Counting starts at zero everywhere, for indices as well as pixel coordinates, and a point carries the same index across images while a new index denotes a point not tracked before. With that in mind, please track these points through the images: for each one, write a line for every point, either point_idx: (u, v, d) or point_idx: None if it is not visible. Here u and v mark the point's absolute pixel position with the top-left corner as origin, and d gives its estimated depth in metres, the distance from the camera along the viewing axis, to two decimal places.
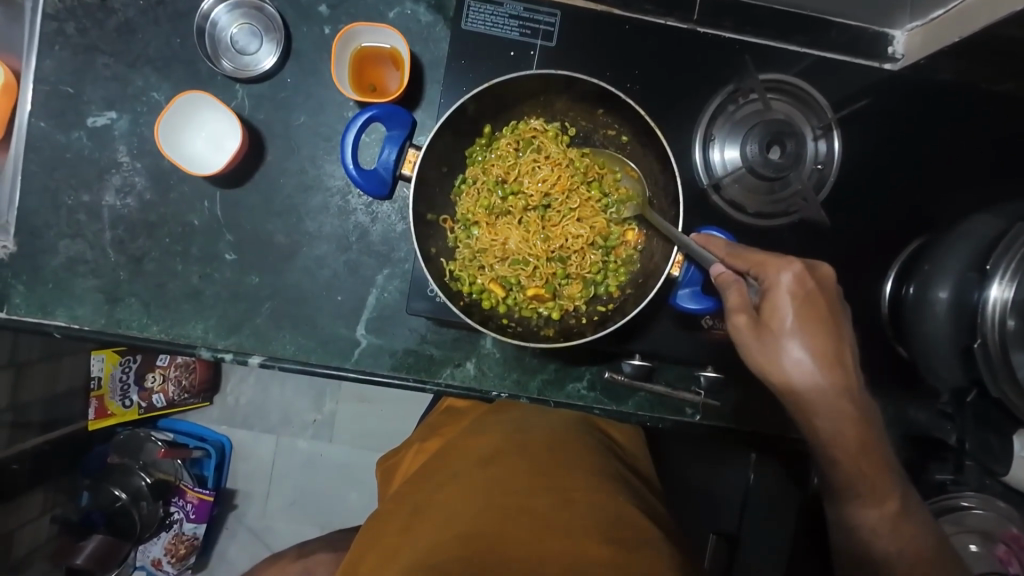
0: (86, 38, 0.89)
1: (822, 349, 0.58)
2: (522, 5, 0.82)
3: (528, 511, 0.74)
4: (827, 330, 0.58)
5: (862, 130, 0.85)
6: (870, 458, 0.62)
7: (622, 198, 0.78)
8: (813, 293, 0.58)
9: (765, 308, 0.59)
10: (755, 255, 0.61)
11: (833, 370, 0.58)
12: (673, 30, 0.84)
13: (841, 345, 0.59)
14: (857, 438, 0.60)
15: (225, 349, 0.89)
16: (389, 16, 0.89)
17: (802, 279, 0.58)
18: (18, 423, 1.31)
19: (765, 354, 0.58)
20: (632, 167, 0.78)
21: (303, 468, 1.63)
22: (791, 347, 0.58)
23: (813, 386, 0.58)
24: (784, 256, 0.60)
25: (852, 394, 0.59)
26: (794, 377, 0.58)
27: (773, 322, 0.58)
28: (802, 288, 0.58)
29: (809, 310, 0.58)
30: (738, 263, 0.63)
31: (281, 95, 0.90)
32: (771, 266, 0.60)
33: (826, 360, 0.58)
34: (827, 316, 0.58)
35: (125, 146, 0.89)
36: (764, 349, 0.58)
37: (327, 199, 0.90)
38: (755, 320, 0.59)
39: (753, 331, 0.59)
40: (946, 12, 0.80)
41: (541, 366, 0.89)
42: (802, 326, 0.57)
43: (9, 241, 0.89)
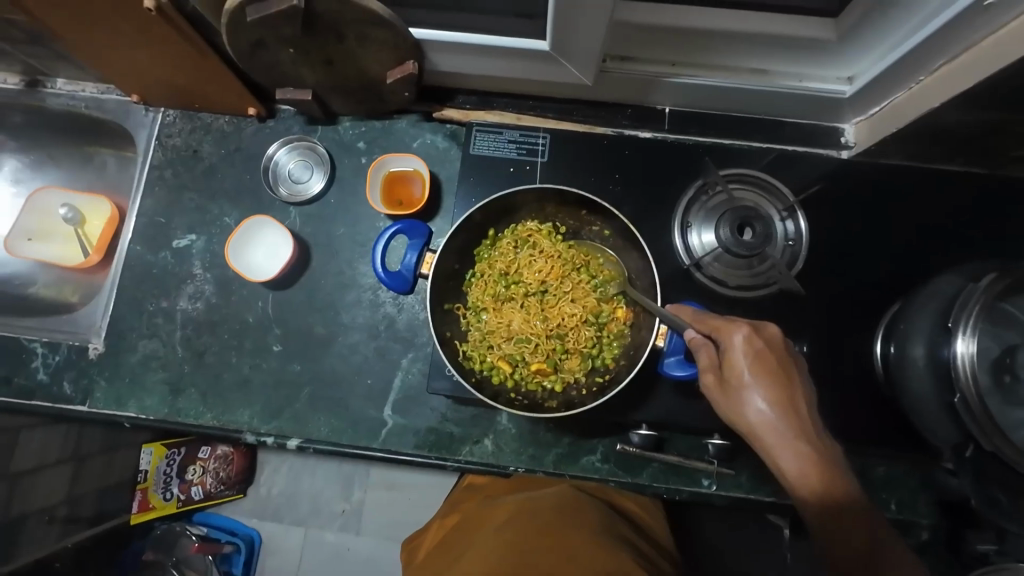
0: (179, 179, 1.12)
1: (779, 398, 0.68)
2: (519, 132, 1.02)
3: (524, 566, 0.74)
4: (780, 383, 0.68)
5: (826, 209, 0.95)
6: (851, 508, 0.65)
7: (607, 278, 0.91)
8: (764, 350, 0.69)
9: (726, 366, 0.71)
10: (713, 320, 0.74)
11: (792, 417, 0.68)
12: (644, 141, 1.00)
13: (797, 394, 0.68)
14: (830, 485, 0.65)
15: (267, 433, 0.99)
16: (413, 145, 1.10)
17: (751, 339, 0.69)
18: (69, 517, 1.41)
19: (730, 405, 0.70)
20: (611, 253, 0.92)
21: (331, 563, 1.62)
22: (751, 398, 0.68)
23: (777, 434, 0.67)
24: (738, 320, 0.72)
25: (814, 439, 0.67)
26: (759, 426, 0.68)
27: (733, 379, 0.70)
28: (753, 346, 0.70)
29: (762, 364, 0.69)
30: (701, 326, 0.75)
31: (326, 212, 1.09)
32: (726, 329, 0.71)
33: (783, 409, 0.68)
34: (779, 369, 0.69)
35: (199, 261, 1.09)
36: (729, 403, 0.70)
37: (360, 294, 1.05)
38: (719, 377, 0.71)
39: (719, 387, 0.71)
40: (881, 108, 0.95)
41: (555, 440, 0.94)
42: (758, 380, 0.68)
43: (99, 343, 1.06)
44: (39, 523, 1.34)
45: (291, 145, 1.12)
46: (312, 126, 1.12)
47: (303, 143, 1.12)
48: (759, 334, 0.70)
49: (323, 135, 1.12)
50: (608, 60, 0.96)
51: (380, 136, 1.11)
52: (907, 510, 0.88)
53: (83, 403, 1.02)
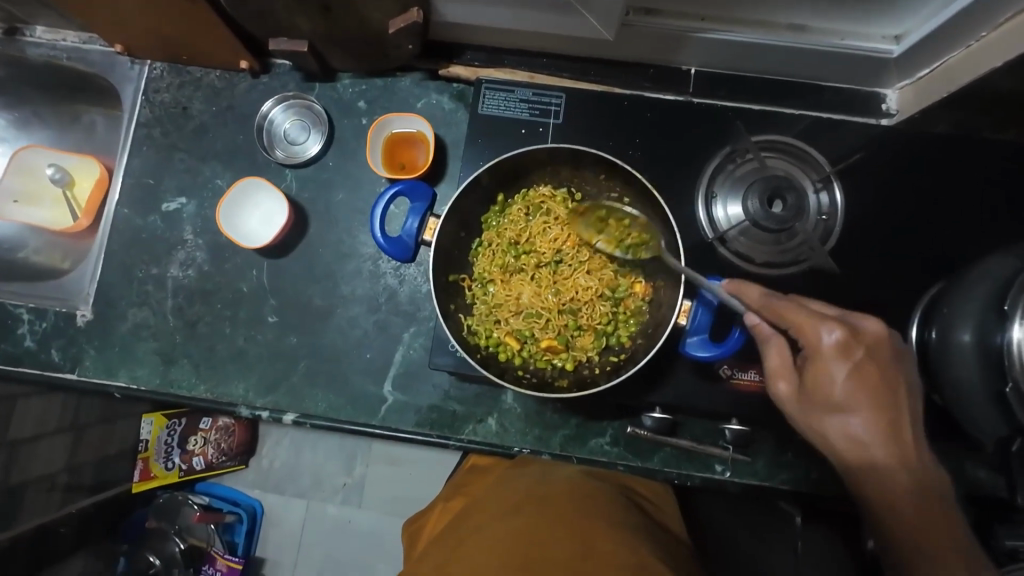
0: (168, 139, 1.06)
1: (869, 414, 0.63)
2: (531, 91, 0.94)
3: (536, 564, 0.71)
4: (874, 399, 0.63)
5: (864, 180, 0.88)
6: (941, 532, 0.61)
7: (637, 241, 0.82)
8: (856, 355, 0.63)
9: (809, 376, 0.65)
10: (792, 315, 0.66)
11: (884, 429, 0.62)
12: (669, 102, 0.92)
13: (891, 405, 0.63)
14: (920, 512, 0.61)
15: (262, 407, 0.95)
16: (417, 105, 1.02)
17: (842, 346, 0.63)
18: (70, 485, 1.40)
19: (808, 419, 0.66)
20: (638, 214, 0.81)
21: (332, 536, 1.61)
22: (838, 410, 0.64)
23: (861, 453, 0.63)
24: (829, 319, 0.65)
25: (908, 453, 0.62)
26: (840, 438, 0.64)
27: (816, 391, 0.65)
28: (844, 350, 0.63)
29: (855, 373, 0.63)
30: (776, 321, 0.67)
31: (324, 176, 1.02)
32: (813, 330, 0.64)
33: (873, 419, 0.63)
34: (872, 377, 0.63)
35: (191, 226, 1.03)
36: (809, 412, 0.66)
37: (360, 265, 0.99)
38: (796, 386, 0.67)
39: (795, 397, 0.67)
40: (932, 70, 0.85)
41: (563, 421, 0.90)
42: (846, 390, 0.63)
43: (87, 310, 1.01)
44: (39, 490, 1.32)
45: (286, 103, 1.04)
46: (310, 83, 1.05)
47: (299, 101, 1.04)
48: (852, 336, 0.63)
49: (320, 93, 1.04)
50: (631, 12, 0.87)
51: (381, 95, 1.03)
52: None
53: (72, 372, 0.98)
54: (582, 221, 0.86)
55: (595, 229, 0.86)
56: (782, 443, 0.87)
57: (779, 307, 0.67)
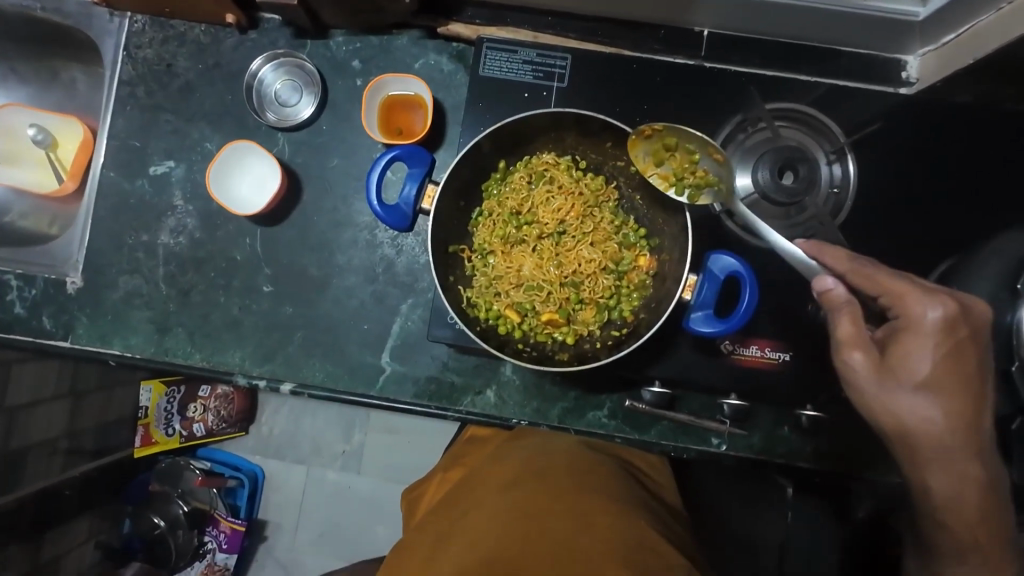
0: (153, 98, 1.01)
1: (951, 397, 0.60)
2: (534, 52, 0.89)
3: (541, 538, 0.71)
4: (960, 383, 0.60)
5: (880, 152, 0.84)
6: (980, 506, 0.63)
7: (701, 181, 0.78)
8: (959, 335, 0.59)
9: (897, 351, 0.61)
10: (894, 285, 0.62)
11: (960, 414, 0.60)
12: (680, 66, 0.88)
13: (976, 392, 0.61)
14: (966, 489, 0.63)
15: (259, 376, 0.95)
16: (414, 66, 0.97)
17: (947, 324, 0.59)
18: (72, 449, 1.41)
19: (883, 396, 0.61)
20: (718, 151, 0.78)
21: (332, 500, 1.64)
22: (921, 389, 0.60)
23: (931, 434, 0.61)
24: (933, 295, 0.61)
25: (977, 440, 0.61)
26: (913, 418, 0.61)
27: (901, 368, 0.60)
28: (947, 328, 0.59)
29: (947, 352, 0.60)
30: (872, 289, 0.64)
31: (318, 141, 0.98)
32: (916, 304, 0.61)
33: (952, 402, 0.60)
34: (966, 360, 0.60)
35: (180, 192, 0.99)
36: (886, 386, 0.61)
37: (356, 234, 0.96)
38: (880, 361, 0.61)
39: (876, 373, 0.61)
40: (957, 37, 0.81)
41: (562, 394, 0.89)
42: (935, 368, 0.60)
43: (77, 277, 0.98)
44: (42, 455, 1.33)
45: (277, 62, 0.99)
46: (301, 40, 0.99)
47: (290, 60, 0.99)
48: (958, 314, 0.60)
49: (312, 52, 0.99)
50: None
51: (377, 54, 0.98)
52: None
53: (65, 339, 0.97)
54: (644, 145, 0.80)
55: (654, 158, 0.80)
56: (779, 418, 0.87)
57: (882, 277, 0.63)
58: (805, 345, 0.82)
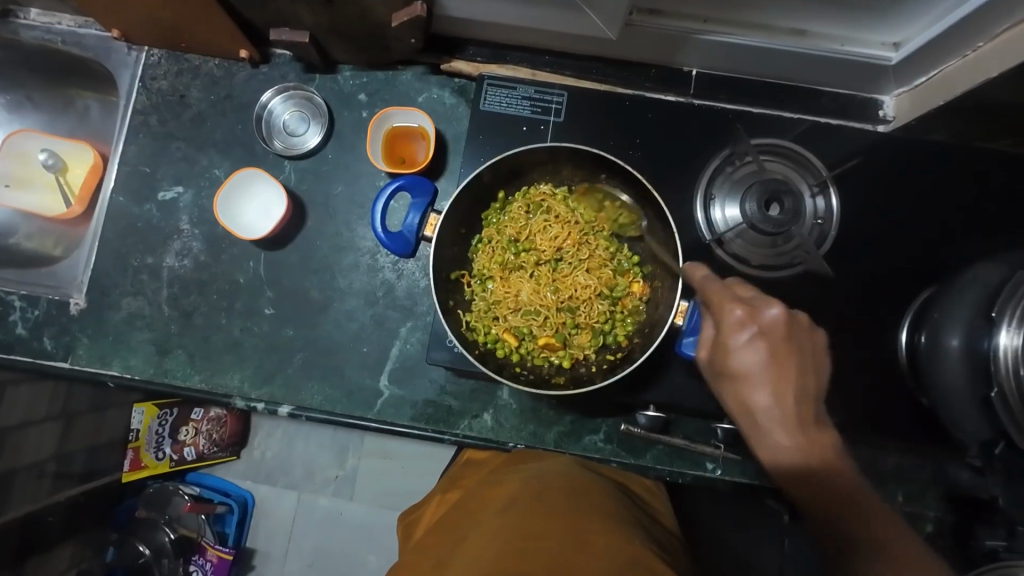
0: (166, 127, 1.05)
1: (774, 387, 0.65)
2: (533, 88, 0.94)
3: (542, 553, 0.68)
4: (778, 373, 0.65)
5: (857, 187, 0.90)
6: None
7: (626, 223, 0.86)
8: (763, 330, 0.66)
9: (719, 347, 0.69)
10: (715, 291, 0.69)
11: (785, 401, 0.65)
12: (668, 104, 0.93)
13: (795, 378, 0.65)
14: (819, 487, 0.63)
15: (257, 399, 0.95)
16: (418, 100, 1.02)
17: (750, 319, 0.66)
18: (59, 473, 1.37)
19: (723, 385, 0.69)
20: (624, 198, 0.84)
21: (323, 527, 1.62)
22: (743, 379, 0.67)
23: (762, 423, 0.66)
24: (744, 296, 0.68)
25: (808, 428, 0.65)
26: (743, 406, 0.67)
27: (725, 361, 0.68)
28: (750, 324, 0.66)
29: (757, 345, 0.66)
30: (704, 296, 0.71)
31: (323, 169, 1.02)
32: (727, 303, 0.68)
33: (773, 390, 0.65)
34: (775, 351, 0.66)
35: (187, 216, 1.02)
36: (718, 381, 0.70)
37: (358, 258, 0.99)
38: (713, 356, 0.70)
39: (710, 365, 0.70)
40: (928, 79, 0.87)
41: (558, 417, 0.93)
42: (748, 358, 0.66)
43: (81, 298, 1.00)
44: (28, 479, 1.30)
45: (286, 94, 1.04)
46: (310, 74, 1.04)
47: (299, 92, 1.03)
48: (756, 313, 0.66)
49: (321, 84, 1.04)
50: (635, 12, 0.87)
51: (382, 88, 1.03)
52: (918, 503, 0.86)
53: (65, 360, 0.98)
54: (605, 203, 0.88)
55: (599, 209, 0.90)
56: None
57: (707, 286, 0.71)
58: None
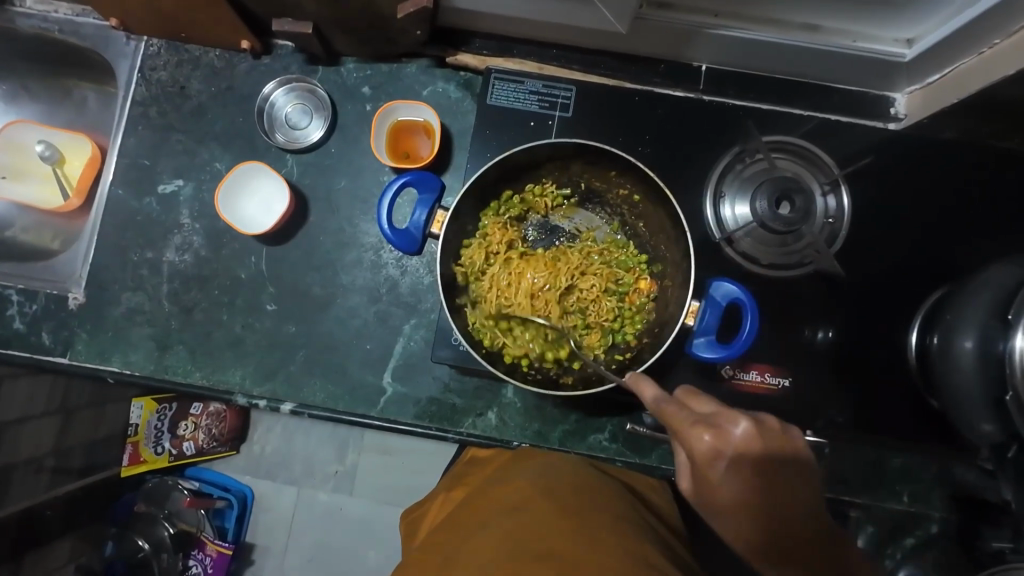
0: (165, 119, 1.03)
1: (754, 506, 0.63)
2: (540, 83, 0.92)
3: (550, 557, 0.67)
4: (755, 488, 0.63)
5: (868, 186, 0.89)
6: None
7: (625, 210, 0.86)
8: (739, 463, 0.63)
9: (700, 483, 0.66)
10: (678, 422, 0.66)
11: (768, 510, 0.64)
12: (678, 99, 0.91)
13: (773, 482, 0.63)
14: (822, 573, 0.63)
15: (259, 396, 0.94)
16: (423, 93, 1.00)
17: (722, 460, 0.63)
18: (58, 468, 1.36)
19: (708, 506, 0.66)
20: (625, 187, 0.84)
21: (323, 523, 1.61)
22: (724, 493, 0.64)
23: (750, 533, 0.64)
24: (705, 422, 0.64)
25: (794, 528, 0.64)
26: (727, 526, 0.66)
27: (706, 491, 0.66)
28: (723, 456, 0.63)
29: (734, 473, 0.63)
30: (664, 421, 0.68)
31: (325, 163, 1.00)
32: (693, 436, 0.64)
33: (749, 517, 0.64)
34: (756, 473, 0.63)
35: (188, 210, 1.00)
36: (705, 507, 0.68)
37: (361, 254, 0.98)
38: (693, 487, 0.67)
39: (691, 490, 0.67)
40: (942, 76, 0.86)
41: (563, 416, 0.92)
42: (728, 492, 0.63)
43: (79, 292, 0.98)
44: (27, 473, 1.29)
45: (288, 87, 1.02)
46: (313, 66, 1.02)
47: (302, 85, 1.02)
48: (721, 439, 0.63)
49: (324, 77, 1.02)
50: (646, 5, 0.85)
51: (387, 81, 1.01)
52: (923, 504, 0.86)
53: (63, 355, 0.96)
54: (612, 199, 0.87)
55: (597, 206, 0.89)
56: None
57: (664, 409, 0.68)
58: (807, 370, 0.84)
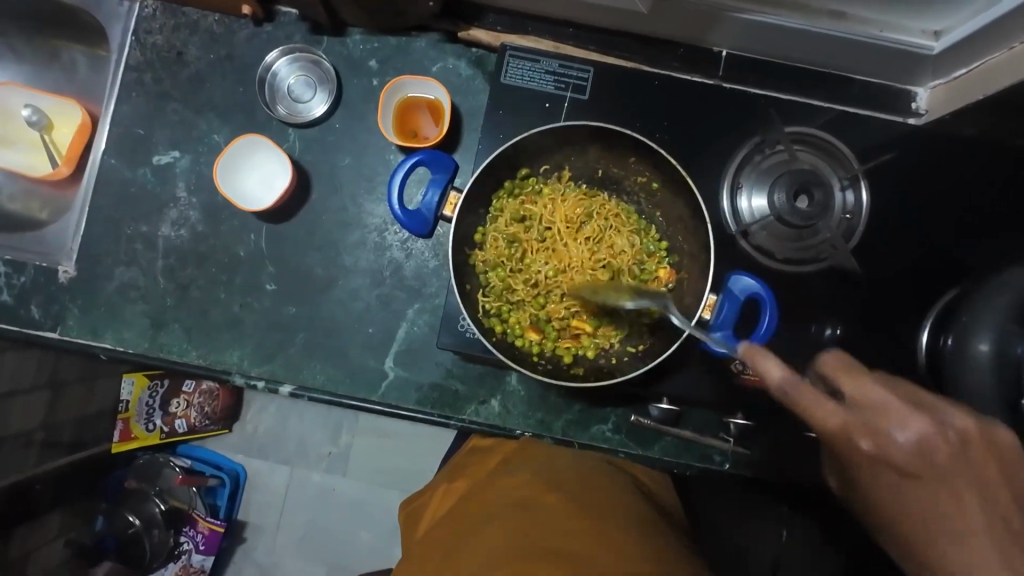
0: (161, 86, 0.98)
1: (922, 499, 0.51)
2: (556, 62, 0.89)
3: (559, 556, 0.68)
4: (931, 479, 0.51)
5: (886, 182, 0.87)
6: None
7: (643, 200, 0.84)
8: (934, 441, 0.50)
9: (879, 452, 0.51)
10: (817, 402, 0.52)
11: (958, 518, 0.50)
12: (699, 85, 0.89)
13: (958, 472, 0.50)
14: None
15: (258, 377, 0.92)
16: (432, 69, 0.96)
17: (927, 437, 0.50)
18: (48, 443, 1.34)
19: (869, 500, 0.55)
20: (642, 171, 0.81)
21: (316, 502, 1.61)
22: (888, 483, 0.52)
23: (925, 539, 0.51)
24: (880, 404, 0.52)
25: (994, 536, 0.49)
26: (881, 524, 0.54)
27: (864, 461, 0.52)
28: (918, 447, 0.50)
29: (915, 448, 0.50)
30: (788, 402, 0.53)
31: (329, 139, 0.96)
32: (876, 421, 0.51)
33: (910, 527, 0.52)
34: (946, 454, 0.50)
35: (184, 183, 0.96)
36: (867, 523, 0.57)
37: (364, 235, 0.95)
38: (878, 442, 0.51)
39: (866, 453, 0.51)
40: (970, 70, 0.83)
41: (566, 406, 0.90)
42: (903, 459, 0.50)
43: (70, 266, 0.95)
44: (16, 447, 1.26)
45: (292, 57, 0.97)
46: (318, 36, 0.97)
47: (306, 56, 0.97)
48: (883, 443, 0.51)
49: (329, 48, 0.97)
50: None
51: (395, 55, 0.97)
52: None
53: (54, 330, 0.93)
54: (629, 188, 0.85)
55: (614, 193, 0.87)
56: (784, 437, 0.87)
57: (797, 393, 0.52)
58: None
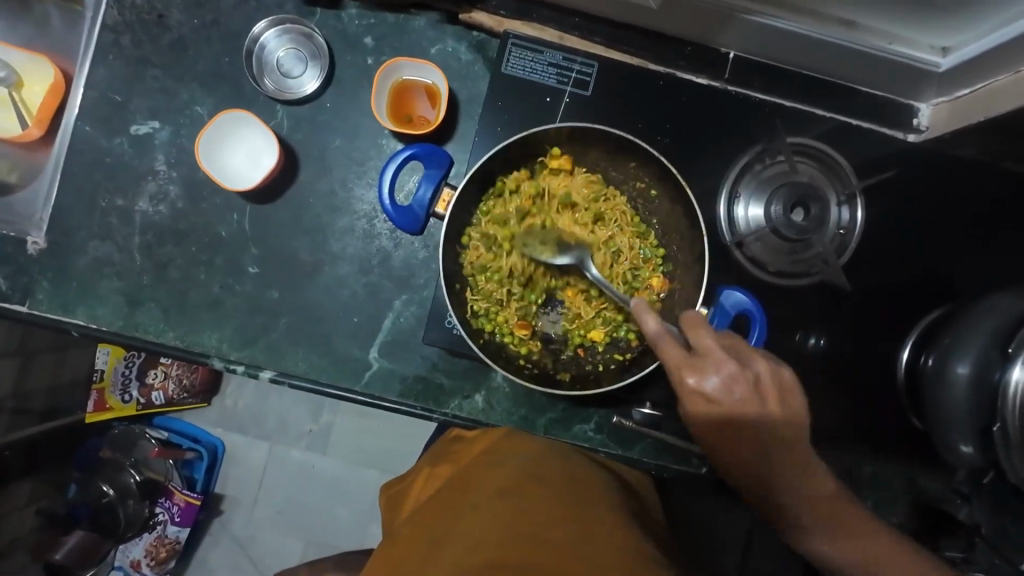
0: (140, 50, 0.92)
1: (750, 441, 0.65)
2: (560, 55, 0.87)
3: (546, 545, 0.66)
4: (750, 428, 0.64)
5: (881, 198, 0.87)
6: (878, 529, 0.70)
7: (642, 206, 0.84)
8: (748, 392, 0.63)
9: (693, 387, 0.64)
10: (672, 355, 0.64)
11: (770, 439, 0.65)
12: (705, 88, 0.87)
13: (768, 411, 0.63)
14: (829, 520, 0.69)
15: (237, 361, 0.90)
16: (430, 51, 0.92)
17: (747, 378, 0.63)
18: (17, 411, 1.31)
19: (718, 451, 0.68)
20: (643, 176, 0.80)
21: (294, 480, 1.61)
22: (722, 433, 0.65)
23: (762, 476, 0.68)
24: (711, 353, 0.63)
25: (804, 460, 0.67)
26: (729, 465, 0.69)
27: (697, 397, 0.64)
28: (747, 387, 0.63)
29: (737, 401, 0.63)
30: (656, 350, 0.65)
31: (319, 119, 0.92)
32: (701, 365, 0.63)
33: (748, 469, 0.67)
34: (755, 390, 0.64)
35: (163, 156, 0.92)
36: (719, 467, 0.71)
37: (353, 222, 0.92)
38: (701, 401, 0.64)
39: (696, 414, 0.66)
40: (973, 91, 0.82)
41: (550, 404, 0.91)
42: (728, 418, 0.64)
43: (40, 237, 0.90)
44: None
45: (282, 28, 0.92)
46: (310, 7, 0.92)
47: (297, 28, 0.92)
48: (713, 388, 0.63)
49: (322, 21, 0.92)
50: None
51: (391, 33, 0.92)
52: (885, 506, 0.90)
53: (23, 303, 0.89)
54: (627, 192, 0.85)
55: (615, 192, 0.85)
56: None
57: (663, 343, 0.64)
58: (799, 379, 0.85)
